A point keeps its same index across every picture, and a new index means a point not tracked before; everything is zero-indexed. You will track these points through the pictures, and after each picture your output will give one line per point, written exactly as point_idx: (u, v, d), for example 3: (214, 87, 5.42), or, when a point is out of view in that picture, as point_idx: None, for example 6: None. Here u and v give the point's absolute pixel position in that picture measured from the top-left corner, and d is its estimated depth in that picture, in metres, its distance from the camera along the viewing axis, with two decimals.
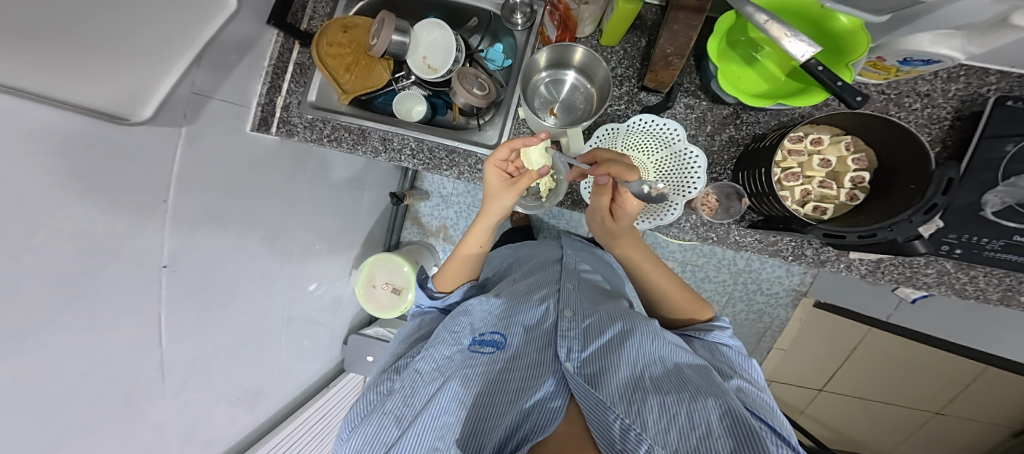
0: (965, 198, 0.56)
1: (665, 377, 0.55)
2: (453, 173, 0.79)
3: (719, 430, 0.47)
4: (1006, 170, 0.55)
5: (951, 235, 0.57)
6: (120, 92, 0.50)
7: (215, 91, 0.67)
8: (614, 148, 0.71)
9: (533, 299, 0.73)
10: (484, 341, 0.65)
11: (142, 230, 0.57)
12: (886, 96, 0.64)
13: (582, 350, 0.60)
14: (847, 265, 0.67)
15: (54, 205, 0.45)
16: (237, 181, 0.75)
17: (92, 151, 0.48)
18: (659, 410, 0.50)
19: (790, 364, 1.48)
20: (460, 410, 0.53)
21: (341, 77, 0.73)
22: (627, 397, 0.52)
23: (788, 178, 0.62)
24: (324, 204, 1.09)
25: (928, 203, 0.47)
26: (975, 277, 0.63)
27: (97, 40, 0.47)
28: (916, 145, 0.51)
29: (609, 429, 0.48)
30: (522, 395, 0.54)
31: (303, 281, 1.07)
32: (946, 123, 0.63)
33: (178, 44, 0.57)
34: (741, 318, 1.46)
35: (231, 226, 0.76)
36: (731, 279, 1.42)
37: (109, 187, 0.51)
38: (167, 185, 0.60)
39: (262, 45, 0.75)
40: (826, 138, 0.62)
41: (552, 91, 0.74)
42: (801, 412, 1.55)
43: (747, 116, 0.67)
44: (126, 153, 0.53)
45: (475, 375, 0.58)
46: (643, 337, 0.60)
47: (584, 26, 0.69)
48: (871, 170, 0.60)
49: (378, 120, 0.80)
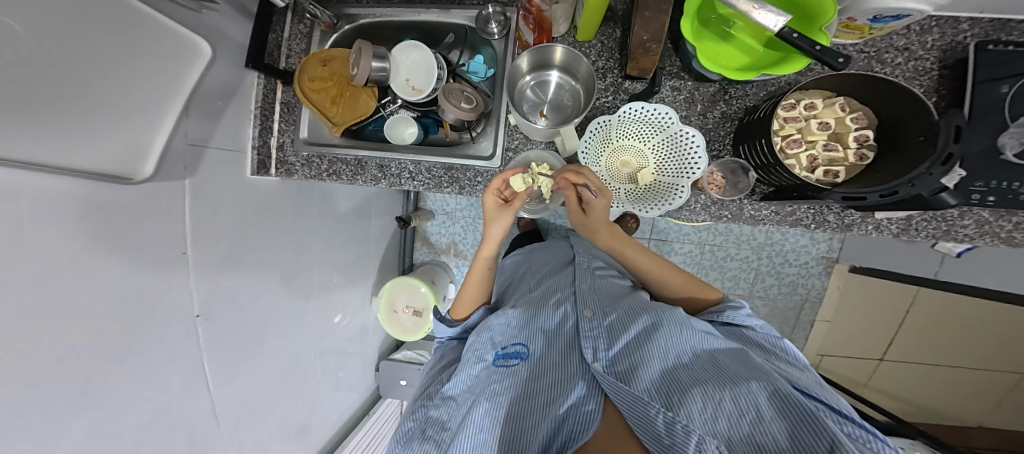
0: (980, 143, 0.51)
1: (700, 366, 0.53)
2: (454, 189, 0.79)
3: (770, 412, 0.44)
4: (1011, 112, 0.50)
5: (978, 183, 0.51)
6: (115, 152, 0.52)
7: (212, 142, 0.69)
8: (610, 141, 0.70)
9: (551, 304, 0.71)
10: (507, 354, 0.64)
11: (171, 282, 0.59)
12: (866, 54, 0.60)
13: (608, 349, 0.59)
14: (874, 226, 0.61)
15: (83, 267, 0.46)
16: (246, 226, 0.76)
17: (110, 213, 0.50)
18: (703, 398, 0.47)
19: (846, 332, 1.38)
20: (496, 427, 0.53)
21: (329, 110, 0.71)
22: (665, 391, 0.50)
23: (790, 146, 0.57)
24: (334, 234, 1.11)
25: (943, 154, 0.44)
26: (1019, 222, 0.56)
27: (85, 112, 0.49)
28: (913, 98, 0.49)
29: (653, 424, 0.47)
30: (553, 402, 0.53)
31: (329, 313, 1.09)
32: (935, 73, 0.58)
33: (167, 99, 0.59)
34: (775, 293, 1.39)
35: (251, 268, 0.77)
36: (754, 254, 1.37)
37: (133, 245, 0.53)
38: (184, 237, 0.62)
39: (245, 89, 0.75)
40: (820, 102, 0.57)
41: (538, 93, 0.73)
42: (868, 385, 1.42)
43: (735, 91, 0.64)
44: (140, 213, 0.55)
45: (503, 390, 0.57)
46: (670, 328, 0.58)
47: (560, 24, 0.68)
48: (874, 127, 0.55)
49: (373, 148, 0.81)
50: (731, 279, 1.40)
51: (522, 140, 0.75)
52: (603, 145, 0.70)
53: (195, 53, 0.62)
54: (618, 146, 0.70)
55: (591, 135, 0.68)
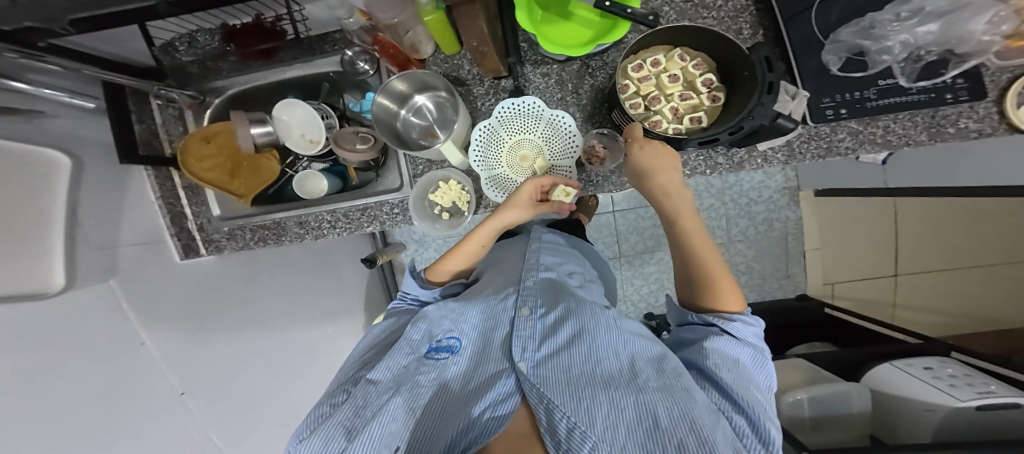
0: (809, 65, 0.51)
1: (618, 373, 0.47)
2: (376, 227, 0.75)
3: (666, 419, 0.39)
4: (822, 32, 0.51)
5: (829, 99, 0.50)
6: (54, 254, 0.48)
7: (120, 239, 0.63)
8: (500, 144, 0.65)
9: (488, 297, 0.65)
10: (439, 347, 0.58)
11: (139, 375, 0.55)
12: (689, 4, 0.57)
13: (538, 348, 0.53)
14: (762, 159, 0.57)
15: (51, 368, 0.42)
16: (198, 304, 0.72)
17: (72, 331, 0.47)
18: (609, 405, 0.42)
19: (842, 255, 1.27)
20: (409, 421, 0.46)
21: (232, 185, 0.71)
22: (575, 389, 0.45)
23: (652, 103, 0.59)
24: (320, 286, 1.08)
25: (766, 83, 0.45)
26: (887, 127, 0.51)
27: (29, 221, 0.45)
28: (723, 40, 0.51)
29: (554, 432, 0.42)
30: (470, 400, 0.48)
31: (329, 360, 1.09)
32: (752, 9, 0.55)
33: (75, 192, 0.55)
34: (753, 234, 1.27)
35: (223, 345, 0.73)
36: (717, 201, 1.25)
37: (88, 345, 0.48)
38: (135, 329, 0.57)
39: (136, 182, 0.69)
40: (662, 56, 0.58)
41: (422, 122, 0.65)
42: (895, 308, 1.26)
43: (595, 62, 0.64)
44: (80, 319, 0.49)
45: (426, 383, 0.51)
46: (599, 328, 0.53)
47: (419, 49, 0.61)
48: (715, 70, 0.56)
49: (289, 207, 0.78)
50: (706, 229, 1.27)
51: (425, 164, 0.71)
52: (493, 151, 0.65)
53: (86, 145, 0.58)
54: (510, 145, 0.66)
55: (475, 146, 0.63)
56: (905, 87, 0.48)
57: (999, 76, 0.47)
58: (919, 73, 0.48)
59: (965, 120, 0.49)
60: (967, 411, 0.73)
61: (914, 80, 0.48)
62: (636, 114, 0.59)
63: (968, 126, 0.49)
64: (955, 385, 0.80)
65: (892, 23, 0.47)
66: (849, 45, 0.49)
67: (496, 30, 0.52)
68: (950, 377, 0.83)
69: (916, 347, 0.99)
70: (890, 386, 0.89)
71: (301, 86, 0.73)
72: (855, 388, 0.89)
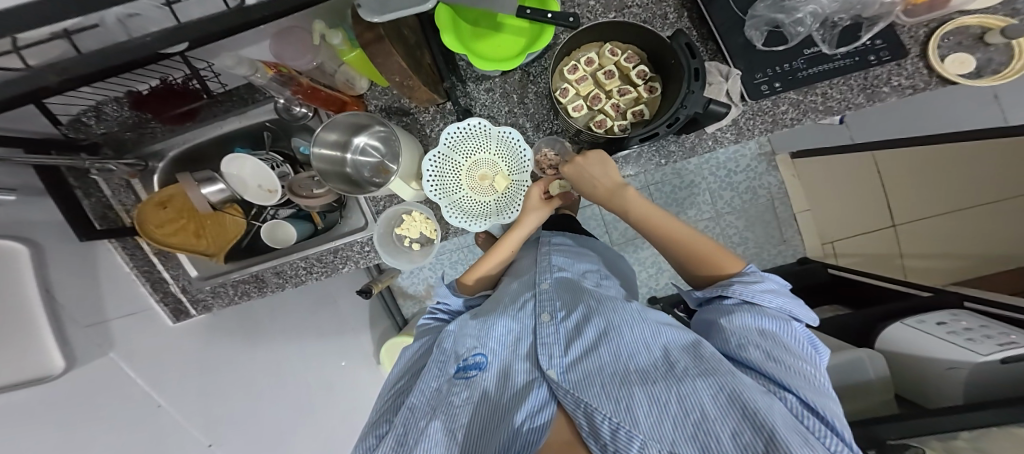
0: (735, 42, 0.53)
1: (653, 366, 0.39)
2: (352, 267, 0.74)
3: (715, 410, 0.32)
4: (740, 9, 0.52)
5: (759, 75, 0.52)
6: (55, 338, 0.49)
7: (108, 313, 0.62)
8: (454, 169, 0.62)
9: (506, 303, 0.56)
10: (467, 364, 0.49)
11: (165, 435, 0.57)
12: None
13: (566, 353, 0.45)
14: (713, 140, 0.57)
15: (71, 448, 0.44)
16: (205, 360, 0.71)
17: (79, 401, 0.49)
18: (650, 403, 0.35)
19: (832, 211, 1.21)
20: (453, 448, 0.39)
21: (200, 245, 0.73)
22: (611, 389, 0.37)
23: (593, 102, 0.60)
24: (327, 319, 1.06)
25: (692, 70, 0.46)
26: (825, 93, 0.52)
27: (24, 310, 0.47)
28: (649, 35, 0.52)
29: (596, 433, 0.35)
30: (507, 410, 0.41)
31: (351, 391, 1.09)
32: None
33: (59, 276, 0.56)
34: (738, 205, 1.21)
35: (238, 398, 0.72)
36: (698, 177, 1.20)
37: (104, 419, 0.50)
38: (147, 392, 0.59)
39: (106, 256, 0.68)
40: (595, 54, 0.59)
41: (369, 160, 0.63)
42: (904, 259, 1.16)
43: (534, 68, 0.61)
44: (84, 392, 0.50)
45: (462, 405, 0.43)
46: (628, 320, 0.45)
47: (350, 85, 0.61)
48: (646, 60, 0.57)
49: (265, 258, 0.78)
50: (691, 208, 1.21)
51: (386, 198, 0.70)
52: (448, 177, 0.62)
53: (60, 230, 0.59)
54: (467, 167, 0.63)
55: (428, 177, 0.60)
56: (829, 54, 0.50)
57: (916, 30, 0.50)
58: (838, 40, 0.50)
59: (896, 78, 0.51)
60: (989, 366, 0.60)
61: (836, 47, 0.50)
62: (580, 116, 0.59)
63: (901, 84, 0.51)
64: (975, 339, 0.65)
65: None
66: (766, 19, 0.50)
67: (420, 59, 0.53)
68: (965, 330, 0.68)
69: (925, 301, 0.83)
70: (909, 348, 0.73)
71: (247, 137, 0.76)
72: (867, 353, 0.72)
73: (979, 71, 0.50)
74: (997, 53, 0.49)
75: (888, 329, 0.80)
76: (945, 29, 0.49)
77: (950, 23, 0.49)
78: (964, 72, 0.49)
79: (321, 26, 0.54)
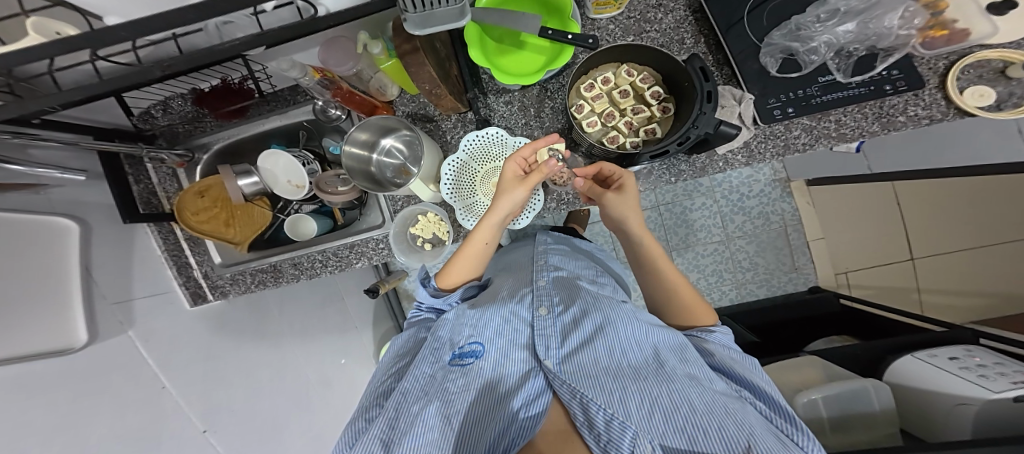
0: (750, 68, 0.55)
1: (644, 364, 0.46)
2: (365, 262, 0.77)
3: (702, 406, 0.39)
4: (757, 37, 0.54)
5: (773, 100, 0.53)
6: (68, 319, 0.52)
7: (135, 292, 0.66)
8: (471, 175, 0.65)
9: (505, 296, 0.59)
10: (463, 352, 0.51)
11: (167, 418, 0.60)
12: (632, 19, 0.61)
13: (562, 346, 0.50)
14: (724, 162, 0.58)
15: (76, 424, 0.47)
16: (211, 347, 0.74)
17: (91, 377, 0.52)
18: (642, 396, 0.41)
19: (848, 245, 1.17)
20: (448, 433, 0.41)
21: (229, 233, 0.77)
22: (606, 382, 0.43)
23: (607, 119, 0.62)
24: (331, 317, 1.08)
25: (704, 93, 0.48)
26: (840, 121, 0.53)
27: (46, 291, 0.50)
28: (666, 57, 0.54)
29: (588, 422, 0.41)
30: (504, 399, 0.45)
31: (348, 391, 1.10)
32: (691, 19, 0.59)
33: (88, 256, 0.59)
34: (751, 230, 1.19)
35: (240, 384, 0.76)
36: (710, 200, 1.20)
37: (111, 398, 0.53)
38: (155, 374, 0.62)
39: (141, 238, 0.73)
40: (611, 74, 0.61)
41: (397, 160, 0.67)
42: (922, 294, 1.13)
43: (552, 85, 0.64)
44: (100, 365, 0.54)
45: (457, 390, 0.46)
46: (623, 323, 0.51)
47: (383, 93, 0.65)
48: (662, 82, 0.60)
49: (284, 249, 0.81)
50: (702, 230, 1.21)
51: (405, 199, 0.73)
52: (465, 181, 0.65)
53: (97, 214, 0.63)
54: (483, 175, 0.66)
55: (445, 180, 0.63)
56: (843, 82, 0.52)
57: (936, 62, 0.51)
58: (853, 69, 0.52)
59: (912, 108, 0.52)
60: (1001, 405, 0.59)
61: (851, 75, 0.52)
62: (594, 131, 0.61)
63: (918, 114, 0.52)
64: (988, 376, 0.64)
65: (814, 24, 0.52)
66: (781, 46, 0.53)
67: (449, 71, 0.56)
68: (980, 367, 0.67)
69: (939, 337, 0.81)
70: (918, 381, 0.72)
71: (283, 135, 0.80)
72: (874, 383, 0.72)
73: (998, 104, 0.50)
74: (1019, 86, 0.49)
75: (899, 361, 0.78)
76: (966, 62, 0.50)
77: (971, 56, 0.50)
78: (983, 105, 0.49)
79: (363, 37, 0.56)
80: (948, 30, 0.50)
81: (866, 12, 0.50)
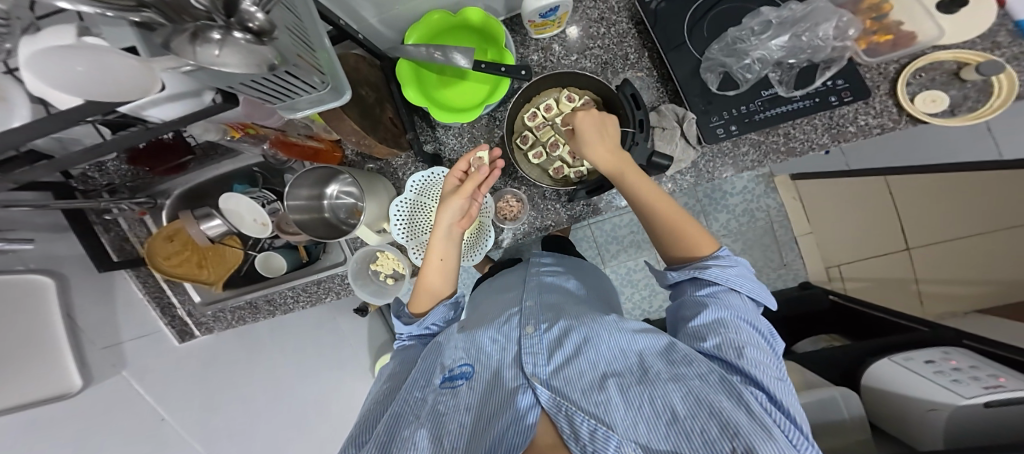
0: (692, 84, 0.52)
1: (640, 371, 0.41)
2: (333, 297, 0.78)
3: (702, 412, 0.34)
4: (698, 52, 0.52)
5: (716, 118, 0.51)
6: (50, 372, 0.54)
7: (122, 335, 0.69)
8: (421, 215, 0.64)
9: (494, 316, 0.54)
10: (454, 374, 0.46)
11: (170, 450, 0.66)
12: (575, 37, 0.59)
13: (549, 361, 0.44)
14: (672, 184, 0.56)
15: None
16: (207, 379, 0.77)
17: (79, 420, 0.55)
18: (639, 410, 0.37)
19: (839, 237, 1.13)
20: None
21: (202, 274, 0.79)
22: (600, 396, 0.39)
23: (551, 149, 0.60)
24: None
25: (635, 123, 0.49)
26: (787, 134, 0.51)
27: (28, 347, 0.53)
28: (600, 85, 0.55)
29: (574, 435, 0.37)
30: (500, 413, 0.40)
31: None
32: (633, 32, 0.57)
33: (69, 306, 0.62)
34: (736, 227, 1.16)
35: (232, 411, 0.78)
36: (692, 199, 1.17)
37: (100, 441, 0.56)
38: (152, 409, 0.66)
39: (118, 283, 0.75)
40: (554, 99, 0.60)
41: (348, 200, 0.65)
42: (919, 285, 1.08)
43: (500, 113, 0.62)
44: (92, 407, 0.58)
45: (450, 413, 0.42)
46: (616, 332, 0.45)
47: (327, 134, 0.64)
48: (604, 106, 0.57)
49: (259, 286, 0.82)
50: None
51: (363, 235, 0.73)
52: (414, 222, 0.64)
53: (72, 266, 0.66)
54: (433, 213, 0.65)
55: (395, 221, 0.63)
56: (785, 96, 0.49)
57: (885, 67, 0.49)
58: (796, 82, 0.49)
59: (863, 117, 0.49)
60: (971, 411, 0.55)
61: (793, 88, 0.49)
62: (539, 163, 0.61)
63: (868, 123, 0.49)
64: (960, 381, 0.60)
65: (750, 38, 0.50)
66: (717, 61, 0.51)
67: (380, 116, 0.56)
68: (954, 371, 0.64)
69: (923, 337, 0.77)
70: (893, 385, 0.69)
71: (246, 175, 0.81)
72: (841, 391, 0.70)
73: (952, 108, 0.48)
74: (973, 89, 0.47)
75: (878, 365, 0.75)
76: (918, 64, 0.48)
77: (923, 58, 0.47)
78: (935, 111, 0.48)
79: None
80: (892, 34, 0.48)
81: (797, 25, 0.49)
